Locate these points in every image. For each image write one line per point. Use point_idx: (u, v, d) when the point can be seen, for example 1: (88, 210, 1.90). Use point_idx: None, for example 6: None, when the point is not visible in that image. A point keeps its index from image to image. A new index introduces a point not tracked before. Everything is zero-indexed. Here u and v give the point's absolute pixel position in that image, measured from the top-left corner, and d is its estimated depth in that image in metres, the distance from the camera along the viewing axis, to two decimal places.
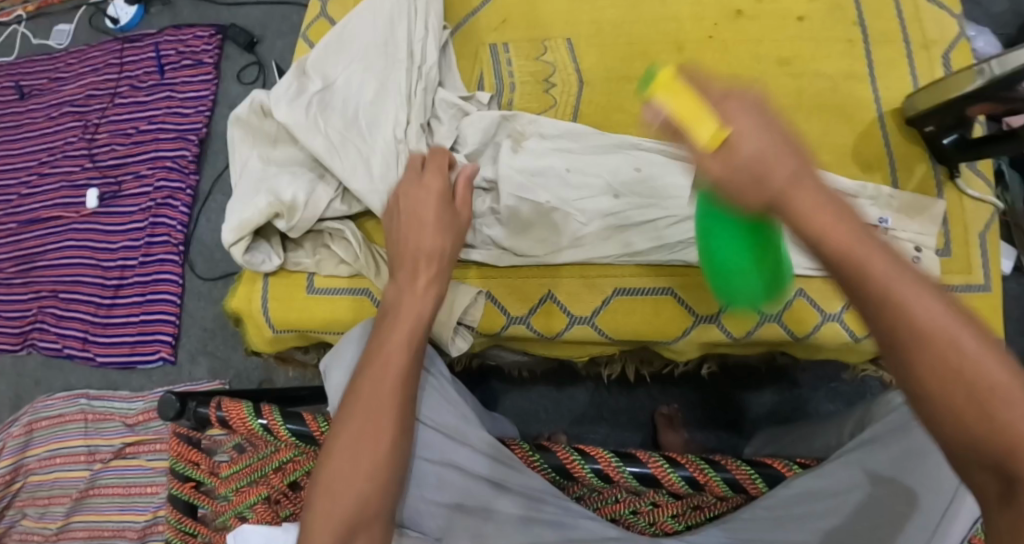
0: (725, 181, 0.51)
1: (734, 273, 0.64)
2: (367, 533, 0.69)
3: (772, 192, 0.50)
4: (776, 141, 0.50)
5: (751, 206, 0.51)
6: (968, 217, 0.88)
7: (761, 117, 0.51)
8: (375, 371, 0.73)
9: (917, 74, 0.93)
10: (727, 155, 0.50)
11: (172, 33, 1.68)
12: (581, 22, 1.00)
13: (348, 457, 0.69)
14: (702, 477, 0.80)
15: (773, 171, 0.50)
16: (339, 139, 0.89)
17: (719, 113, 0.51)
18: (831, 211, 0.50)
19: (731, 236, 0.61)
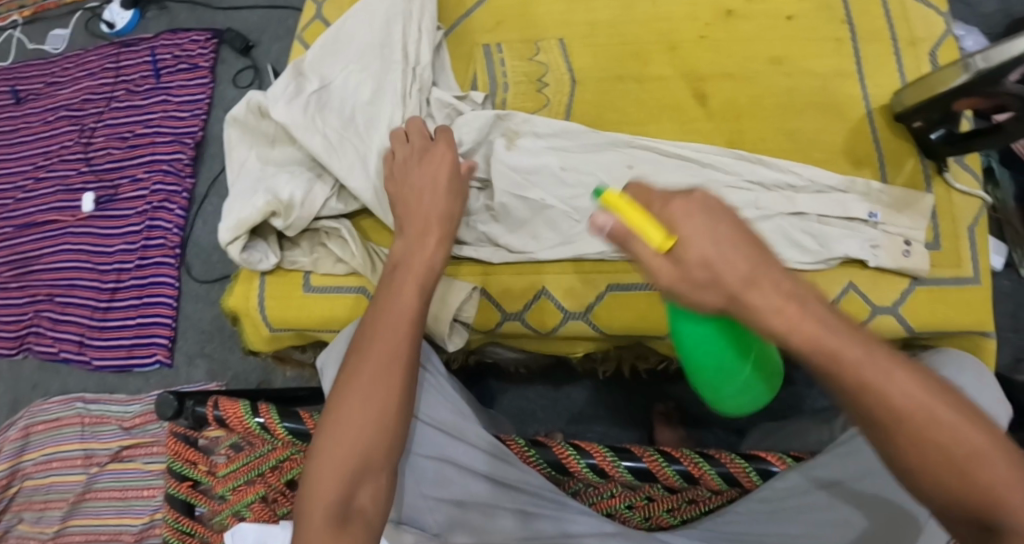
0: (679, 283, 0.57)
1: (724, 375, 0.67)
2: (372, 479, 0.72)
3: (727, 291, 0.56)
4: (724, 242, 0.56)
5: (709, 303, 0.57)
6: (956, 210, 0.90)
7: (708, 220, 0.57)
8: (382, 327, 0.77)
9: (905, 71, 0.94)
10: (678, 261, 0.56)
11: (169, 38, 1.68)
12: (573, 23, 1.01)
13: (355, 407, 0.73)
14: (697, 470, 0.81)
15: (725, 273, 0.56)
16: (337, 138, 0.91)
17: (665, 222, 0.57)
18: (791, 305, 0.55)
19: (708, 343, 0.64)
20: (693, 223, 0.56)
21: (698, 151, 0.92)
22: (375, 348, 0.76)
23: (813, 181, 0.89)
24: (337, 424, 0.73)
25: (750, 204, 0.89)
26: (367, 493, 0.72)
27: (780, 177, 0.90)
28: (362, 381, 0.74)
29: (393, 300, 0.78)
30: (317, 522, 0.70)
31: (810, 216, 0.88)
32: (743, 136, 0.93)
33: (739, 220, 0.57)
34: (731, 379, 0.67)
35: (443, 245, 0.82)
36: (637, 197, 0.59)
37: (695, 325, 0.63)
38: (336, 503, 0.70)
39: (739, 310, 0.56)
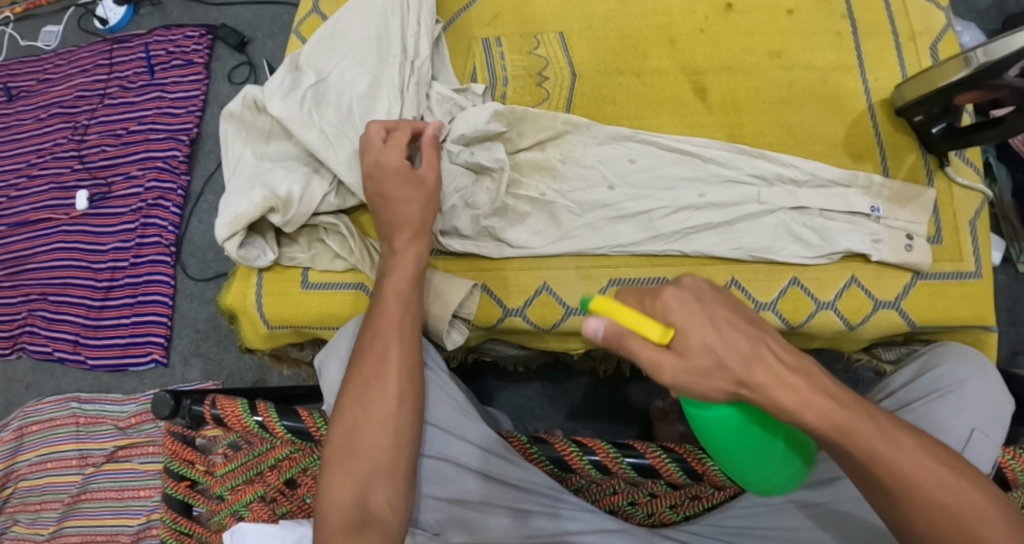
0: (687, 370, 0.60)
1: (760, 457, 0.65)
2: (383, 486, 0.73)
3: (734, 372, 0.60)
4: (720, 328, 0.61)
5: (718, 387, 0.61)
6: (957, 204, 0.89)
7: (701, 309, 0.61)
8: (376, 332, 0.78)
9: (905, 64, 0.94)
10: (681, 349, 0.60)
11: (162, 33, 1.67)
12: (572, 17, 0.99)
13: (357, 412, 0.75)
14: (700, 466, 0.82)
15: (726, 355, 0.60)
16: (334, 132, 0.89)
17: (661, 315, 0.62)
18: (804, 382, 0.61)
19: (730, 425, 0.63)
20: (685, 310, 0.61)
21: (700, 146, 0.91)
22: (371, 353, 0.77)
23: (815, 175, 0.89)
24: (341, 430, 0.74)
25: (751, 198, 0.88)
26: (382, 495, 0.73)
27: (783, 172, 0.89)
28: (359, 386, 0.76)
29: (382, 303, 0.79)
30: (335, 529, 0.71)
31: (812, 211, 0.88)
32: (745, 130, 0.92)
33: (729, 305, 0.63)
34: (769, 460, 0.65)
35: (414, 244, 0.82)
36: (631, 299, 0.63)
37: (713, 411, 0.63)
38: (352, 508, 0.71)
39: (747, 392, 0.61)
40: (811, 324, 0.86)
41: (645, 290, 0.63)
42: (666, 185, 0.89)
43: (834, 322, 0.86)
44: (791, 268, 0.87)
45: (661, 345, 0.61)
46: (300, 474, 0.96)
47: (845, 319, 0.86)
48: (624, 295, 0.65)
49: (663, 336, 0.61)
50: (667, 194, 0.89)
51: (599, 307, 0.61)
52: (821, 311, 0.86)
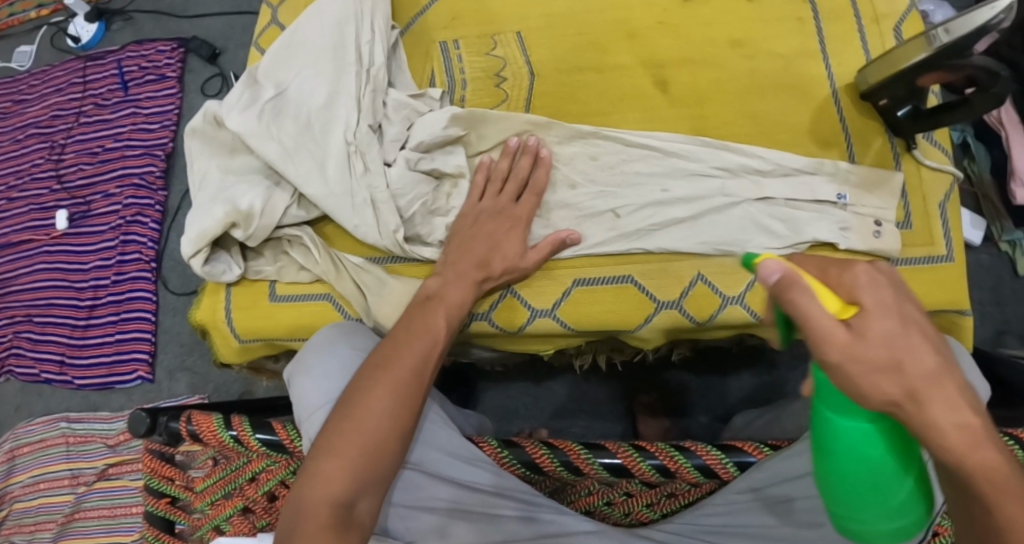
0: (860, 354, 0.51)
1: (876, 494, 0.54)
2: (369, 498, 0.70)
3: (910, 380, 0.52)
4: (906, 326, 0.53)
5: (887, 391, 0.51)
6: (926, 187, 0.88)
7: (893, 299, 0.54)
8: (408, 344, 0.76)
9: (869, 46, 0.91)
10: (861, 332, 0.52)
11: (135, 49, 1.66)
12: (531, 15, 0.96)
13: (373, 415, 0.71)
14: (673, 464, 0.80)
15: (905, 356, 0.52)
16: (293, 144, 0.88)
17: (847, 289, 0.54)
18: (974, 421, 0.52)
19: (858, 439, 0.53)
20: (878, 292, 0.53)
21: (663, 140, 0.88)
22: (402, 363, 0.74)
23: (779, 164, 0.86)
24: (354, 428, 0.71)
25: (716, 191, 0.86)
26: (369, 502, 0.69)
27: (746, 162, 0.87)
28: (382, 391, 0.73)
29: (431, 320, 0.78)
30: (317, 524, 0.66)
31: (778, 200, 0.86)
32: (707, 122, 0.90)
33: (927, 331, 0.54)
34: (884, 501, 0.54)
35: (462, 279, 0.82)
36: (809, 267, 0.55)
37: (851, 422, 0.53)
38: (340, 506, 0.67)
39: (912, 408, 0.52)
40: None
41: (831, 261, 0.55)
42: (631, 182, 0.88)
43: None
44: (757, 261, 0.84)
45: (838, 317, 0.52)
46: (279, 485, 0.96)
47: None
48: (799, 263, 0.57)
49: (841, 311, 0.53)
50: (631, 191, 0.87)
51: (779, 257, 0.52)
52: None
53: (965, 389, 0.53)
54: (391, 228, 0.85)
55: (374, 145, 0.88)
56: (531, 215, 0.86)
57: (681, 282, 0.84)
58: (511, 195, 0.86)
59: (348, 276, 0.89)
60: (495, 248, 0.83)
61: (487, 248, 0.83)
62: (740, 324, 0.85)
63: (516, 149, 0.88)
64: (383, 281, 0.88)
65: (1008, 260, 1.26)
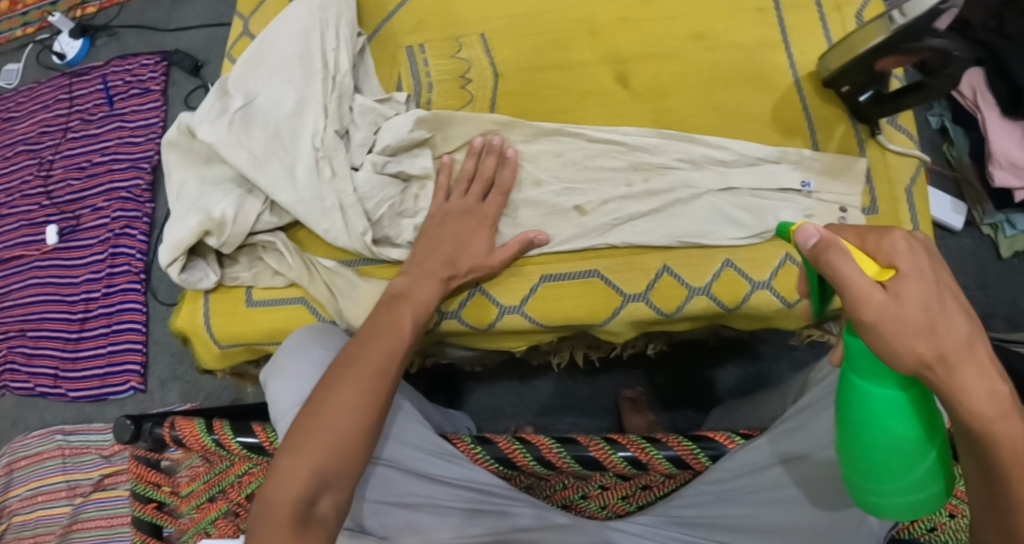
0: (889, 317, 0.52)
1: (899, 463, 0.55)
2: (334, 493, 0.70)
3: (942, 344, 0.52)
4: (940, 291, 0.53)
5: (919, 350, 0.52)
6: (892, 172, 0.89)
7: (932, 266, 0.53)
8: (375, 343, 0.77)
9: (830, 34, 0.92)
10: (897, 295, 0.52)
11: (119, 64, 1.68)
12: (495, 17, 0.97)
13: (337, 411, 0.72)
14: (645, 456, 0.81)
15: (939, 320, 0.52)
16: (263, 152, 0.89)
17: (885, 253, 0.54)
18: (1003, 392, 0.53)
19: (886, 405, 0.55)
20: (918, 258, 0.53)
21: (626, 134, 0.89)
22: (368, 361, 0.76)
23: (742, 154, 0.87)
24: (319, 425, 0.71)
25: (680, 183, 0.87)
26: (333, 499, 0.69)
27: (711, 153, 0.88)
28: (347, 386, 0.74)
29: (398, 317, 0.80)
30: (277, 521, 0.66)
31: (742, 190, 0.87)
32: (670, 115, 0.91)
33: (962, 300, 0.54)
34: (907, 473, 0.56)
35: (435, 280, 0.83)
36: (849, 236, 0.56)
37: (882, 389, 0.55)
38: (301, 502, 0.68)
39: (935, 373, 0.53)
40: (747, 306, 0.84)
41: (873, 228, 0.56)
42: (597, 177, 0.89)
43: (771, 301, 0.84)
44: (724, 251, 0.85)
45: (876, 281, 0.53)
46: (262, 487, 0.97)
47: (782, 298, 0.84)
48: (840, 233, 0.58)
49: (879, 275, 0.54)
50: (596, 188, 0.88)
51: (813, 228, 0.56)
52: (757, 291, 0.84)
53: (992, 358, 0.54)
54: (360, 231, 0.87)
55: (341, 151, 0.89)
56: (498, 214, 0.87)
57: (647, 275, 0.85)
58: (478, 194, 0.87)
59: (322, 280, 0.90)
60: (461, 246, 0.84)
61: (453, 247, 0.84)
62: (708, 314, 0.86)
63: (481, 149, 0.89)
64: (354, 284, 0.89)
65: (992, 243, 1.26)
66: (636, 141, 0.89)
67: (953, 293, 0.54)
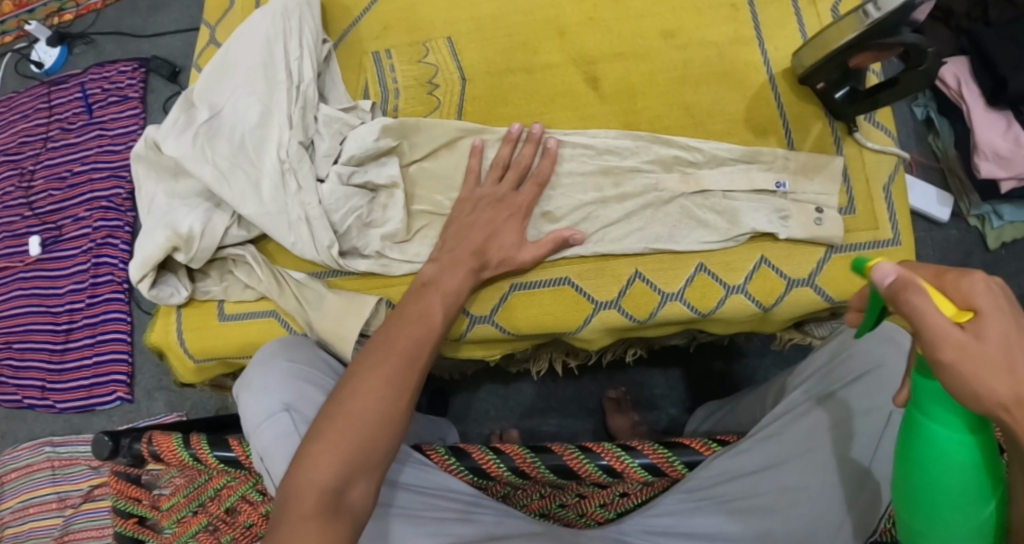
0: (967, 355, 0.50)
1: (952, 509, 0.55)
2: (364, 480, 0.68)
3: (1020, 386, 0.50)
4: (1022, 334, 0.51)
5: (997, 393, 0.50)
6: (869, 170, 0.87)
7: (1011, 304, 0.52)
8: (400, 330, 0.76)
9: (806, 28, 0.90)
10: (978, 335, 0.51)
11: (97, 71, 1.66)
12: (460, 19, 0.96)
13: (363, 398, 0.71)
14: (620, 465, 0.80)
15: (1021, 361, 0.51)
16: (227, 166, 0.88)
17: (963, 290, 0.52)
18: None
19: (950, 448, 0.54)
20: (997, 295, 0.51)
21: (596, 137, 0.88)
22: (393, 348, 0.74)
23: (714, 154, 0.86)
24: (344, 412, 0.70)
25: (651, 187, 0.86)
26: (363, 487, 0.68)
27: (682, 154, 0.86)
28: (374, 373, 0.73)
29: (425, 301, 0.78)
30: (304, 508, 0.65)
31: (714, 192, 0.85)
32: (639, 117, 0.89)
33: None
34: (959, 520, 0.55)
35: (443, 274, 0.80)
36: (928, 274, 0.55)
37: (948, 433, 0.54)
38: (331, 490, 0.66)
39: (1008, 417, 0.51)
40: (722, 310, 0.83)
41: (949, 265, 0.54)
42: (568, 181, 0.87)
43: (746, 305, 0.83)
44: (697, 255, 0.84)
45: (954, 321, 0.52)
46: (241, 501, 0.94)
47: (757, 302, 0.83)
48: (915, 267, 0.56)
49: (957, 316, 0.52)
50: (569, 191, 0.87)
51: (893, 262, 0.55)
52: (732, 296, 0.83)
53: None
54: (326, 243, 0.86)
55: (305, 162, 0.88)
56: (531, 205, 0.85)
57: (619, 281, 0.84)
58: (512, 183, 0.85)
59: (291, 292, 0.89)
60: (492, 235, 0.82)
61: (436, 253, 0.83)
62: (682, 320, 0.85)
63: (519, 137, 0.86)
64: (322, 296, 0.87)
65: (978, 233, 1.24)
66: (605, 143, 0.87)
67: None
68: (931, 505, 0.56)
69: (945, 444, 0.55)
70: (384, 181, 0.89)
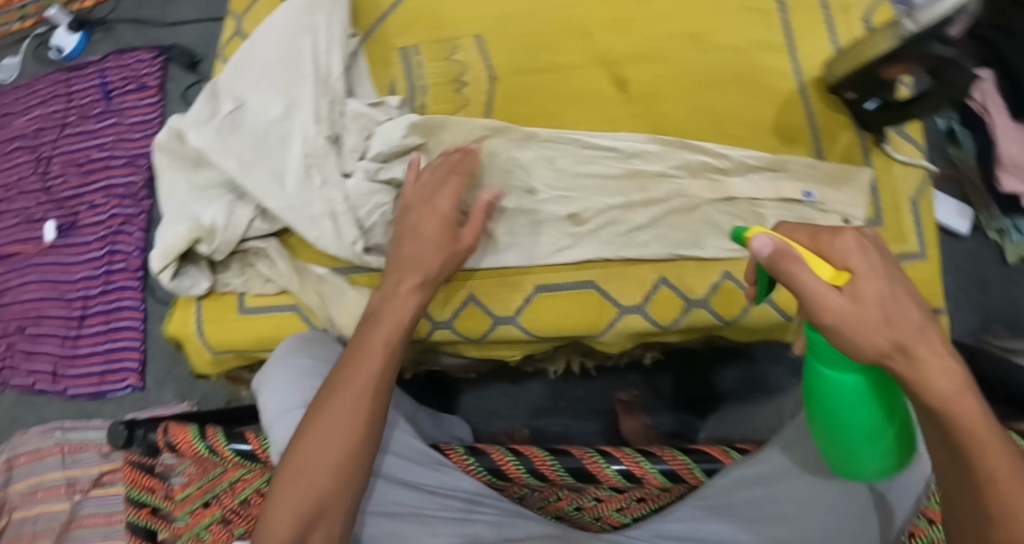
0: (850, 316, 0.54)
1: (860, 437, 0.61)
2: (326, 525, 0.70)
3: (897, 334, 0.54)
4: (893, 284, 0.55)
5: (879, 344, 0.54)
6: (896, 182, 0.86)
7: (882, 263, 0.56)
8: (355, 361, 0.74)
9: (838, 38, 0.89)
10: (854, 296, 0.55)
11: (116, 58, 1.66)
12: (484, 17, 0.95)
13: (318, 441, 0.71)
14: (639, 470, 0.80)
15: (895, 313, 0.54)
16: (251, 158, 0.87)
17: (838, 255, 0.57)
18: (958, 383, 0.54)
19: (849, 391, 0.59)
20: (867, 255, 0.56)
21: (622, 140, 0.87)
22: (348, 383, 0.73)
23: (741, 161, 0.85)
24: (300, 457, 0.71)
25: (677, 193, 0.85)
26: (323, 530, 0.70)
27: (710, 161, 0.85)
28: (328, 413, 0.72)
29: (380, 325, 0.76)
30: None
31: (742, 200, 0.84)
32: (664, 121, 0.89)
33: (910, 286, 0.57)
34: (870, 446, 0.61)
35: (401, 293, 0.78)
36: (804, 241, 0.59)
37: (843, 376, 0.59)
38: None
39: (898, 361, 0.54)
40: (746, 318, 0.83)
41: (822, 229, 0.59)
42: (594, 184, 0.86)
43: (771, 315, 0.83)
44: (723, 262, 0.84)
45: (832, 285, 0.56)
46: (255, 494, 0.95)
47: (783, 312, 0.83)
48: (793, 233, 0.60)
49: (834, 279, 0.56)
50: (595, 194, 0.86)
51: (768, 232, 0.57)
52: (757, 305, 0.83)
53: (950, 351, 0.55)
54: (350, 239, 0.86)
55: (331, 157, 0.88)
56: (455, 200, 0.82)
57: (643, 286, 0.84)
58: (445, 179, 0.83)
59: (314, 287, 0.90)
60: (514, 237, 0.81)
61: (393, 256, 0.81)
62: (706, 326, 0.85)
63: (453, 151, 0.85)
64: (342, 292, 0.88)
65: (995, 247, 1.24)
66: (630, 146, 0.87)
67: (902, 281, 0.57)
68: (838, 433, 0.61)
69: (838, 384, 0.59)
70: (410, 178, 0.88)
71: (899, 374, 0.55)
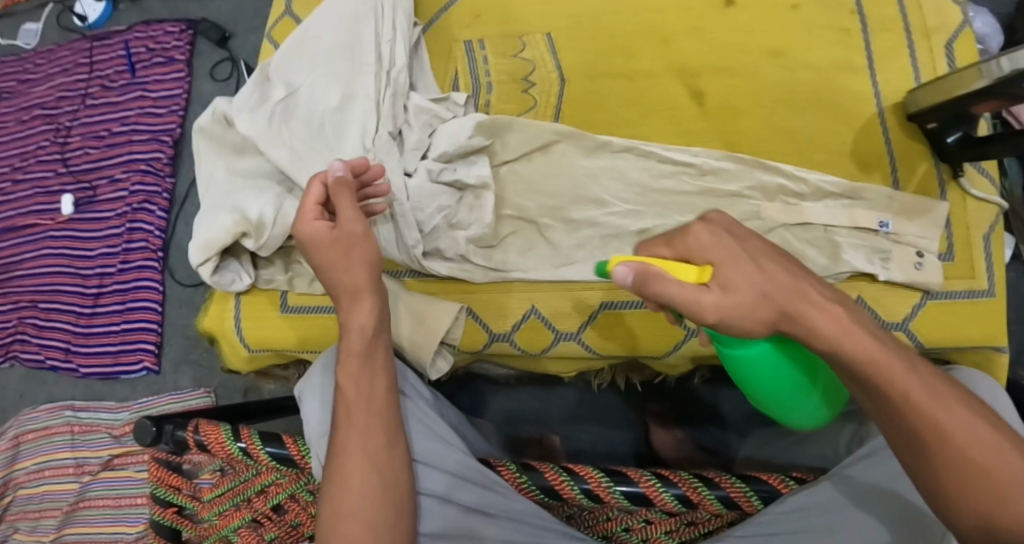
0: (728, 308, 0.57)
1: (790, 397, 0.63)
2: None
3: (775, 303, 0.58)
4: (755, 261, 0.58)
5: (761, 318, 0.57)
6: (971, 218, 0.82)
7: (736, 245, 0.59)
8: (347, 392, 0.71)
9: (919, 66, 0.85)
10: (725, 285, 0.57)
11: (142, 29, 1.61)
12: (557, 15, 0.92)
13: (344, 484, 0.68)
14: (695, 495, 0.73)
15: (770, 287, 0.58)
16: (304, 150, 0.83)
17: (699, 253, 0.59)
18: (849, 325, 0.57)
19: (763, 361, 0.61)
20: (720, 245, 0.59)
21: (696, 156, 0.84)
22: (352, 418, 0.70)
23: (819, 187, 0.82)
24: (335, 508, 0.67)
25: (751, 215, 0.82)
26: None
27: (786, 184, 0.83)
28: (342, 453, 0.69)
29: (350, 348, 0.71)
30: None
31: (816, 225, 0.82)
32: (739, 138, 0.85)
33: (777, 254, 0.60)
34: (799, 401, 0.64)
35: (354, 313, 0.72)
36: (664, 250, 0.61)
37: (751, 350, 0.61)
38: None
39: (790, 325, 0.58)
40: None
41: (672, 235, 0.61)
42: (668, 198, 0.84)
43: None
44: None
45: (701, 283, 0.58)
46: (289, 500, 0.89)
47: None
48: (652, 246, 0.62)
49: (700, 276, 0.58)
50: (664, 212, 0.84)
51: (625, 257, 0.58)
52: None
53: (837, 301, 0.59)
54: (410, 243, 0.82)
55: (394, 154, 0.84)
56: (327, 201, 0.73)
57: None
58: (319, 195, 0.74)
59: None
60: None
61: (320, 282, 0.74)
62: None
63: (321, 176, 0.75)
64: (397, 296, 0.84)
65: None
66: (700, 163, 0.84)
67: (763, 254, 0.60)
68: (768, 401, 0.64)
69: (747, 358, 0.61)
70: (472, 179, 0.85)
71: (799, 337, 0.58)
